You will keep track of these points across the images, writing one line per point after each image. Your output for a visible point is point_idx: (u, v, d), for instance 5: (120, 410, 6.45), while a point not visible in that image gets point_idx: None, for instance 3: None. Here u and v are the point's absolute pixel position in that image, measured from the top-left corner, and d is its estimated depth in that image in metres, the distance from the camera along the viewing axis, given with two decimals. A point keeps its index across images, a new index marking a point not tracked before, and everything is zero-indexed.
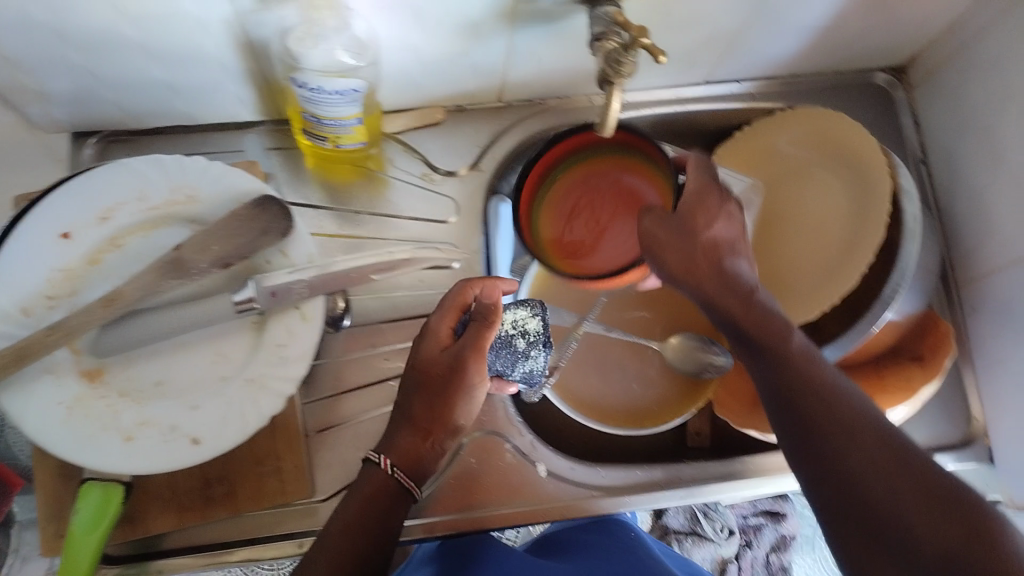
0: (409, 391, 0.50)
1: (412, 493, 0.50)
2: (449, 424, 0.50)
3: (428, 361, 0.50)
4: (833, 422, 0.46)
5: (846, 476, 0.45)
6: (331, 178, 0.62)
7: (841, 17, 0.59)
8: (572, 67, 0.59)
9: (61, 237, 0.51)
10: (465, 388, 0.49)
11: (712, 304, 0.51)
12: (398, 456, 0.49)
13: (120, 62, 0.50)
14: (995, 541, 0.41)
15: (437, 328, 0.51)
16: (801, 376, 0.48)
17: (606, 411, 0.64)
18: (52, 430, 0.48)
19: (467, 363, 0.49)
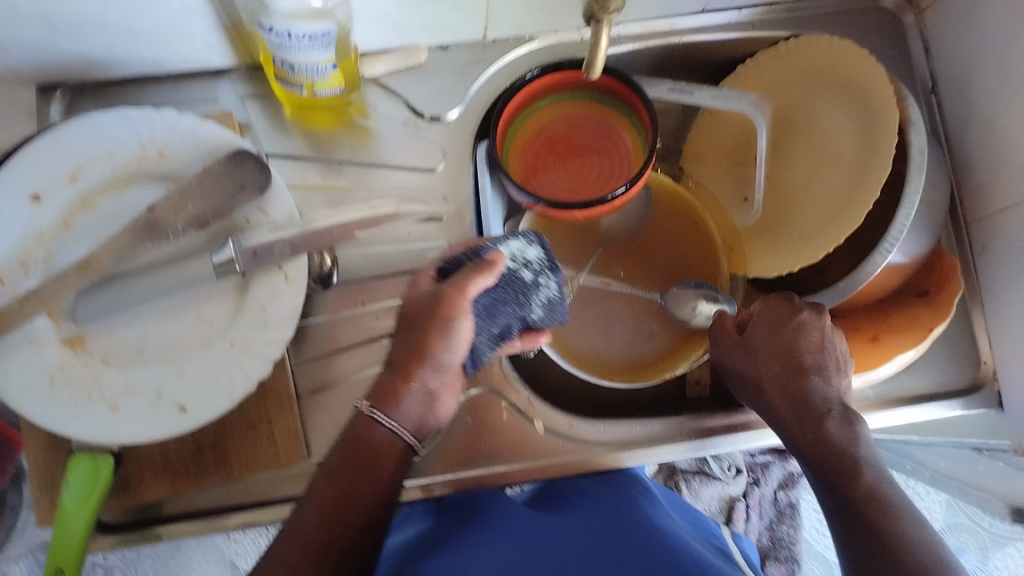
0: (396, 337, 0.48)
1: (402, 438, 0.47)
2: (427, 359, 0.47)
3: (412, 302, 0.49)
4: (886, 558, 0.42)
5: None
6: (314, 127, 0.59)
7: None
8: (558, 2, 0.56)
9: (31, 199, 0.49)
10: (444, 325, 0.46)
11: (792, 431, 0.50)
12: (377, 399, 0.47)
13: (75, 10, 0.47)
14: None
15: (415, 279, 0.51)
16: (867, 492, 0.45)
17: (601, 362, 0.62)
18: (36, 399, 0.47)
19: (447, 299, 0.46)
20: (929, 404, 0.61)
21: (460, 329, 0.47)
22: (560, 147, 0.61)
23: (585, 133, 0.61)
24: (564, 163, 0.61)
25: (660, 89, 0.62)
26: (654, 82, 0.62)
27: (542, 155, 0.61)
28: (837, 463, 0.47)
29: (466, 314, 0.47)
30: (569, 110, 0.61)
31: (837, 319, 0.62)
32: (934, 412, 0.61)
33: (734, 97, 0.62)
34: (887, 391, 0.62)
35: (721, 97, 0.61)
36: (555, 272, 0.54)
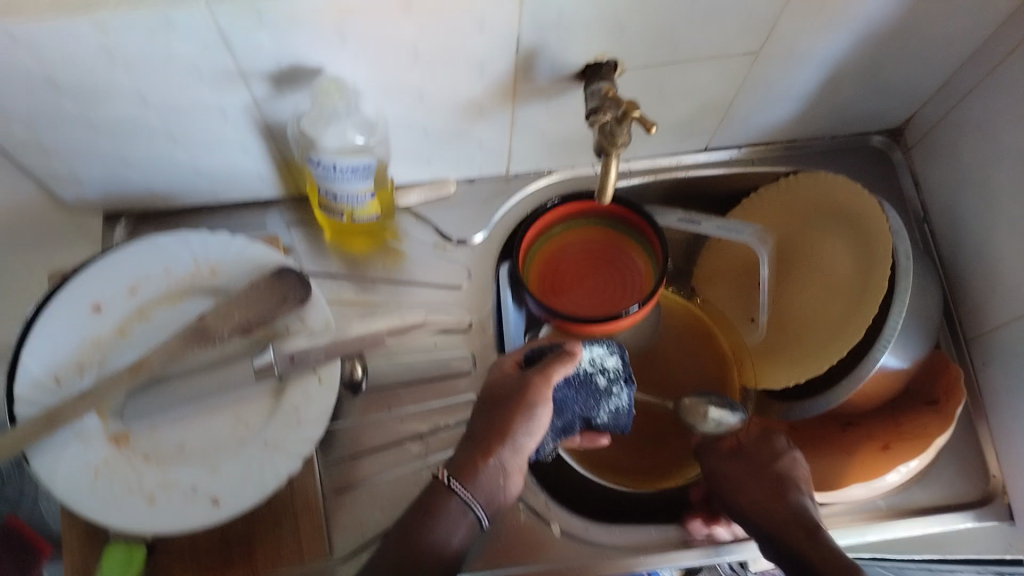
0: (479, 416, 0.53)
1: (473, 513, 0.50)
2: (509, 438, 0.51)
3: (495, 386, 0.54)
4: None
5: None
6: (350, 250, 0.65)
7: (829, 82, 0.62)
8: (573, 141, 0.63)
9: (91, 310, 0.54)
10: (528, 407, 0.51)
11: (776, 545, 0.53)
12: (456, 469, 0.51)
13: (150, 147, 0.55)
14: None
15: (502, 362, 0.56)
16: None
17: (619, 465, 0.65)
18: (79, 491, 0.50)
19: (533, 384, 0.52)
20: (943, 515, 0.61)
21: (541, 413, 0.52)
22: (578, 269, 0.66)
23: (600, 256, 0.66)
24: (580, 283, 0.66)
25: (671, 218, 0.68)
26: (663, 212, 0.69)
27: (559, 274, 0.66)
28: (827, 564, 0.49)
29: (546, 398, 0.52)
30: (585, 235, 0.67)
31: (851, 427, 0.64)
32: (947, 524, 0.60)
33: (739, 228, 0.68)
34: (899, 502, 0.62)
35: (727, 228, 0.68)
36: (629, 385, 0.60)
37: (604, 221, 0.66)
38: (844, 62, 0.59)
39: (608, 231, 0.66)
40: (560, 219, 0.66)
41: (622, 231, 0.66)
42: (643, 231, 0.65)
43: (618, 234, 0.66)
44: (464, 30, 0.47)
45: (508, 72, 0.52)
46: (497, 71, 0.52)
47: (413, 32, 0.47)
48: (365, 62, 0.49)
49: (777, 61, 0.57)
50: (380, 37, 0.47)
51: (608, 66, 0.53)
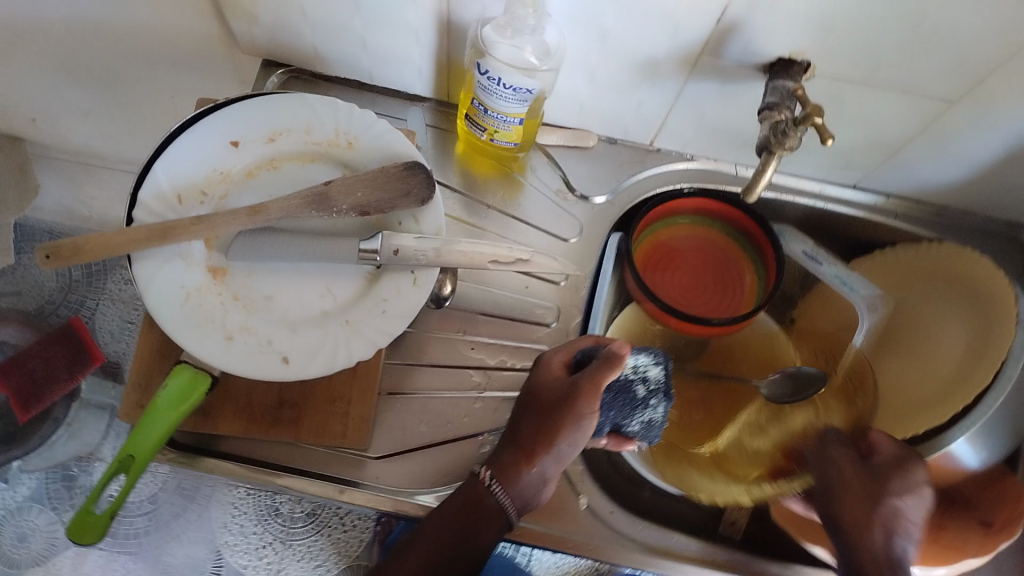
0: (523, 416, 0.52)
1: (508, 514, 0.51)
2: (552, 446, 0.50)
3: (542, 387, 0.52)
4: None
5: None
6: (474, 170, 0.65)
7: (1011, 161, 0.59)
8: (729, 134, 0.61)
9: (230, 144, 0.56)
10: (574, 417, 0.50)
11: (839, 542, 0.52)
12: (498, 470, 0.51)
13: (329, 8, 0.55)
14: None
15: (550, 361, 0.53)
16: None
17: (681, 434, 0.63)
18: (168, 307, 0.52)
19: (579, 393, 0.50)
20: None
21: (586, 423, 0.50)
22: (686, 264, 0.64)
23: (712, 261, 0.64)
24: (682, 277, 0.64)
25: (797, 246, 0.67)
26: (795, 237, 0.68)
27: (667, 263, 0.64)
28: None
29: (592, 409, 0.50)
30: (707, 233, 0.65)
31: None
32: None
33: (855, 284, 0.66)
34: None
35: (844, 281, 0.66)
36: (667, 400, 0.55)
37: (725, 227, 0.64)
38: None
39: (728, 237, 0.64)
40: (689, 209, 0.64)
41: (743, 243, 0.64)
42: (763, 251, 0.62)
43: (736, 246, 0.64)
44: None
45: (699, 43, 0.50)
46: (690, 39, 0.50)
47: None
48: None
49: (970, 121, 0.54)
50: None
51: (799, 66, 0.51)
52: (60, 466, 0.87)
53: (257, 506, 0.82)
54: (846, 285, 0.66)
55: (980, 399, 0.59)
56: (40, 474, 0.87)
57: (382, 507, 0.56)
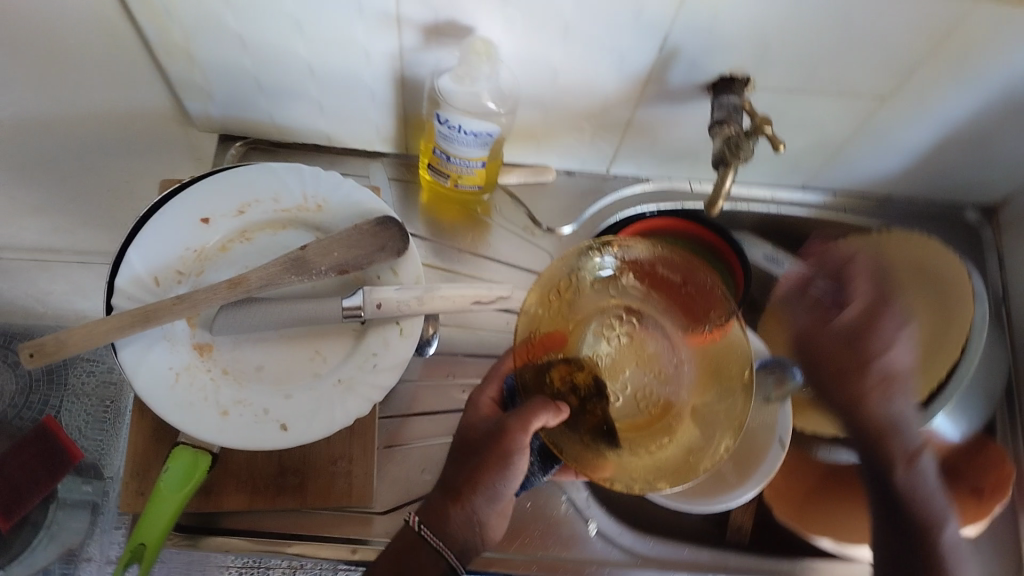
0: (452, 460, 0.53)
1: (446, 559, 0.49)
2: (479, 486, 0.50)
3: (471, 427, 0.54)
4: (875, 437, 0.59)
5: (880, 428, 0.59)
6: (441, 218, 0.67)
7: (945, 146, 0.62)
8: (681, 153, 0.64)
9: (200, 222, 0.57)
10: (498, 453, 0.50)
11: (951, 536, 0.57)
12: (426, 515, 0.51)
13: (284, 77, 0.57)
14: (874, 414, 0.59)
15: (479, 399, 0.55)
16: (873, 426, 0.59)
17: (584, 453, 0.48)
18: (159, 390, 0.52)
19: (507, 431, 0.49)
20: None
21: (518, 458, 0.50)
22: None
23: None
24: None
25: (757, 251, 0.71)
26: (754, 242, 0.71)
27: None
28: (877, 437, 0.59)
29: (520, 447, 0.49)
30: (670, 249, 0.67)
31: None
32: None
33: None
34: None
35: (809, 279, 0.67)
36: None
37: (694, 242, 0.67)
38: (969, 129, 0.60)
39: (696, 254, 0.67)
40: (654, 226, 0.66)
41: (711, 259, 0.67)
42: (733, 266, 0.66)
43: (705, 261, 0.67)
44: (622, 23, 0.49)
45: (646, 70, 0.53)
46: (635, 67, 0.53)
47: (574, 11, 0.48)
48: (519, 34, 0.50)
49: (901, 113, 0.58)
50: (540, 14, 0.48)
51: (741, 82, 0.53)
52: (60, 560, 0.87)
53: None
54: None
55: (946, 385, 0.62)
56: None
57: None
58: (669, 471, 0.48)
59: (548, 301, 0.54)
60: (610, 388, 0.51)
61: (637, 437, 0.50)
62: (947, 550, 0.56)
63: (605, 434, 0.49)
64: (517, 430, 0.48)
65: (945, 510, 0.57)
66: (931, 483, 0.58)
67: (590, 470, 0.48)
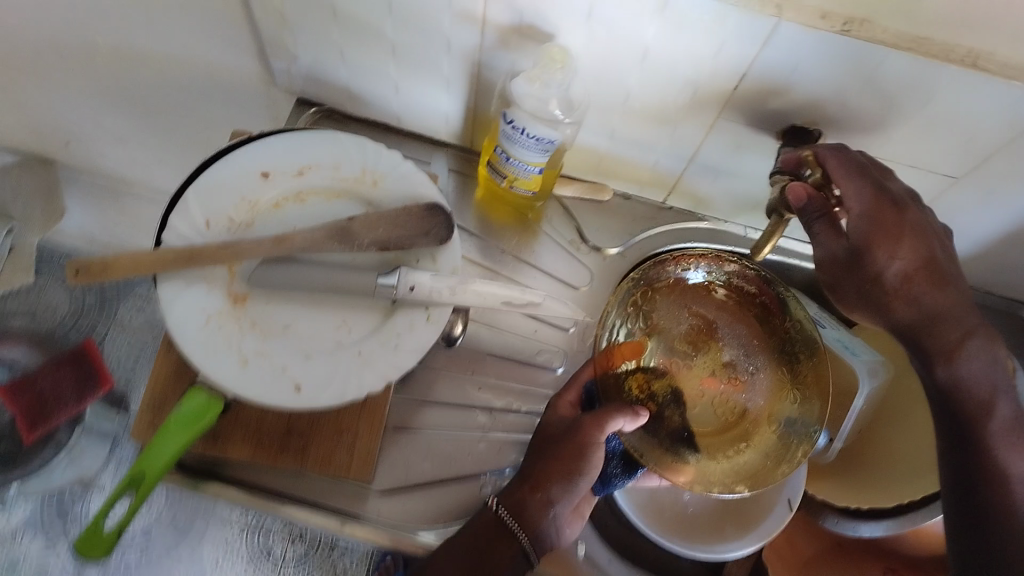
0: (533, 454, 0.55)
1: (521, 540, 0.51)
2: (559, 477, 0.53)
3: (550, 425, 0.57)
4: (966, 406, 0.49)
5: (968, 389, 0.49)
6: (492, 215, 0.67)
7: (1016, 239, 0.60)
8: (740, 195, 0.63)
9: (259, 175, 0.58)
10: (576, 447, 0.53)
11: (1003, 418, 0.49)
12: (507, 498, 0.53)
13: (365, 54, 0.58)
14: (974, 399, 0.49)
15: (558, 402, 0.58)
16: (970, 407, 0.49)
17: (664, 457, 0.55)
18: (188, 331, 0.54)
19: (581, 428, 0.53)
20: None
21: (592, 456, 0.53)
22: None
23: None
24: None
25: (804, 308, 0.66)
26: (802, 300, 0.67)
27: None
28: (967, 400, 0.49)
29: (597, 444, 0.53)
30: None
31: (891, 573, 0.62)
32: None
33: (857, 349, 0.65)
34: None
35: (846, 345, 0.65)
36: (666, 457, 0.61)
37: None
38: None
39: None
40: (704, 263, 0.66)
41: None
42: None
43: None
44: (702, 57, 0.48)
45: (717, 108, 0.53)
46: (708, 102, 0.53)
47: (655, 39, 0.48)
48: (596, 51, 0.50)
49: (973, 197, 0.56)
50: (621, 35, 0.48)
51: (813, 135, 0.53)
52: (57, 492, 1.02)
53: (250, 545, 1.07)
54: (847, 350, 0.64)
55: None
56: (36, 500, 1.01)
57: (381, 540, 0.57)
58: (746, 471, 0.55)
59: (625, 312, 0.59)
60: (686, 398, 0.57)
61: (716, 443, 0.56)
62: (996, 437, 0.49)
63: (682, 439, 0.56)
64: (593, 427, 0.52)
65: (994, 393, 0.49)
66: (988, 369, 0.49)
67: (670, 473, 0.55)
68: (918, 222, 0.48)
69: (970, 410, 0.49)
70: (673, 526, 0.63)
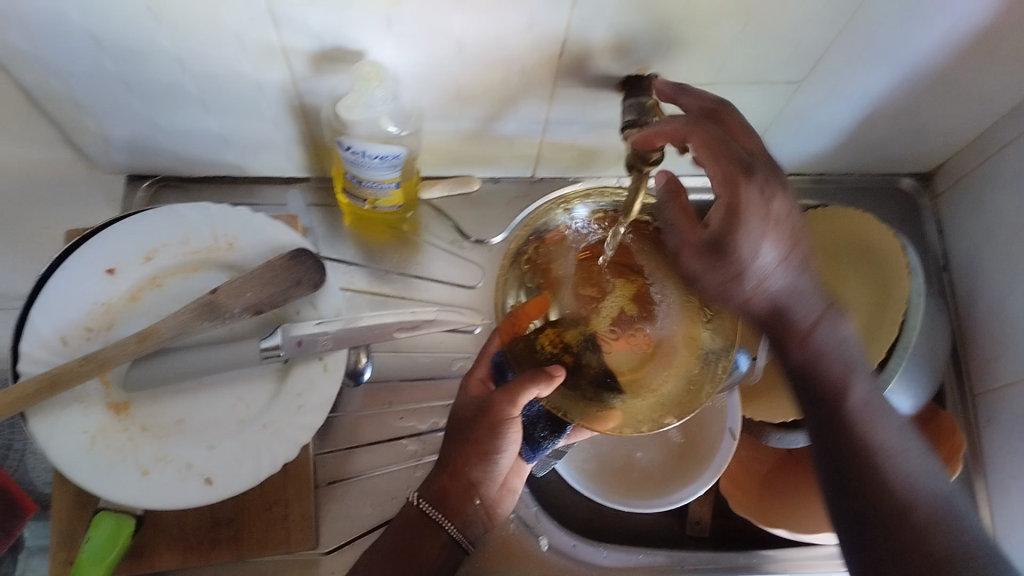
0: (450, 439, 0.55)
1: (445, 531, 0.53)
2: (478, 460, 0.53)
3: (464, 408, 0.55)
4: (823, 387, 0.46)
5: (823, 371, 0.46)
6: (368, 237, 0.64)
7: (872, 120, 0.61)
8: (603, 151, 0.62)
9: (106, 273, 0.54)
10: (493, 427, 0.53)
11: (861, 395, 0.46)
12: (427, 491, 0.53)
13: (177, 115, 0.54)
14: (831, 380, 0.46)
15: (468, 381, 0.56)
16: (826, 387, 0.46)
17: (588, 408, 0.52)
18: (75, 458, 0.50)
19: (494, 404, 0.53)
20: None
21: (510, 430, 0.54)
22: None
23: None
24: None
25: None
26: None
27: None
28: (822, 382, 0.46)
29: (511, 418, 0.53)
30: None
31: None
32: None
33: None
34: None
35: None
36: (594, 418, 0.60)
37: None
38: (892, 103, 0.58)
39: None
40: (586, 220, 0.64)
41: None
42: None
43: None
44: (517, 34, 0.46)
45: (550, 77, 0.51)
46: (538, 74, 0.51)
47: (464, 28, 0.46)
48: (412, 53, 0.48)
49: (821, 95, 0.56)
50: (431, 31, 0.46)
51: (650, 80, 0.52)
52: None
53: None
54: None
55: (893, 349, 0.59)
56: None
57: None
58: (672, 406, 0.51)
59: (521, 271, 0.57)
60: (600, 339, 0.54)
61: (640, 381, 0.53)
62: (855, 415, 0.46)
63: (605, 385, 0.53)
64: (504, 401, 0.52)
65: (847, 371, 0.46)
66: (841, 347, 0.46)
67: (596, 424, 0.51)
68: (784, 210, 0.45)
69: (828, 392, 0.46)
70: (633, 486, 0.62)
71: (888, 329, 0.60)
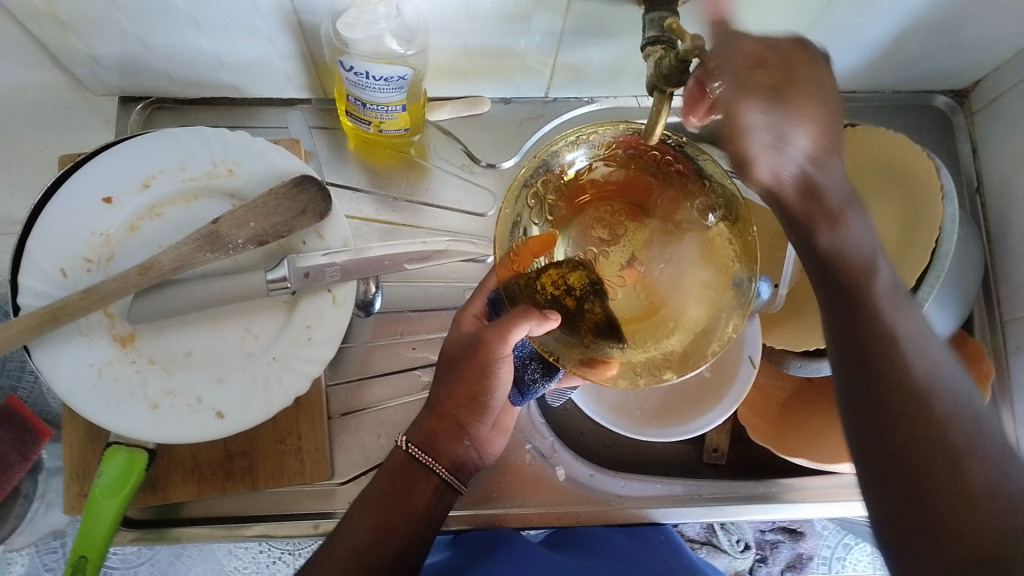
0: (439, 377, 0.53)
1: (437, 474, 0.51)
2: (466, 402, 0.52)
3: (453, 344, 0.54)
4: (853, 281, 0.43)
5: (855, 262, 0.43)
6: (374, 162, 0.62)
7: (909, 34, 0.57)
8: (621, 70, 0.59)
9: (102, 202, 0.52)
10: (485, 363, 0.51)
11: (882, 288, 0.43)
12: (415, 434, 0.52)
13: (169, 33, 0.51)
14: (864, 278, 0.43)
15: (462, 316, 0.54)
16: (853, 276, 0.43)
17: (584, 354, 0.48)
18: (82, 392, 0.49)
19: (486, 341, 0.50)
20: None
21: (500, 366, 0.51)
22: None
23: None
24: None
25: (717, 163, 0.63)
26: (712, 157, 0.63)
27: None
28: (840, 270, 0.44)
29: (502, 352, 0.50)
30: None
31: None
32: None
33: None
34: None
35: None
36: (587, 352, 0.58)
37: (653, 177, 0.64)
38: (932, 15, 0.54)
39: None
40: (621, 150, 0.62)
41: None
42: None
43: None
44: None
45: None
46: None
47: None
48: None
49: (856, 7, 0.52)
50: None
51: None
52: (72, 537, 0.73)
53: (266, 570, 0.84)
54: None
55: (922, 277, 0.56)
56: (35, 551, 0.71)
57: None
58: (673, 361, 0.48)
59: (528, 206, 0.49)
60: (604, 285, 0.50)
61: (643, 330, 0.49)
62: (876, 317, 0.43)
63: (606, 334, 0.49)
64: (495, 339, 0.49)
65: (871, 259, 0.43)
66: (864, 238, 0.44)
67: (594, 372, 0.47)
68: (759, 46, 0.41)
69: (857, 277, 0.43)
70: (646, 419, 0.61)
71: (917, 255, 0.57)
